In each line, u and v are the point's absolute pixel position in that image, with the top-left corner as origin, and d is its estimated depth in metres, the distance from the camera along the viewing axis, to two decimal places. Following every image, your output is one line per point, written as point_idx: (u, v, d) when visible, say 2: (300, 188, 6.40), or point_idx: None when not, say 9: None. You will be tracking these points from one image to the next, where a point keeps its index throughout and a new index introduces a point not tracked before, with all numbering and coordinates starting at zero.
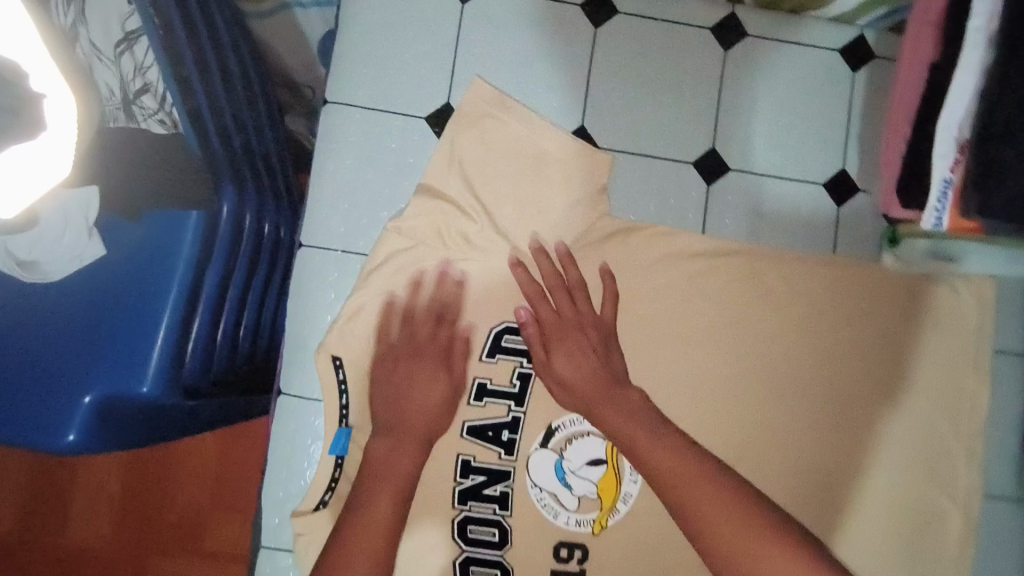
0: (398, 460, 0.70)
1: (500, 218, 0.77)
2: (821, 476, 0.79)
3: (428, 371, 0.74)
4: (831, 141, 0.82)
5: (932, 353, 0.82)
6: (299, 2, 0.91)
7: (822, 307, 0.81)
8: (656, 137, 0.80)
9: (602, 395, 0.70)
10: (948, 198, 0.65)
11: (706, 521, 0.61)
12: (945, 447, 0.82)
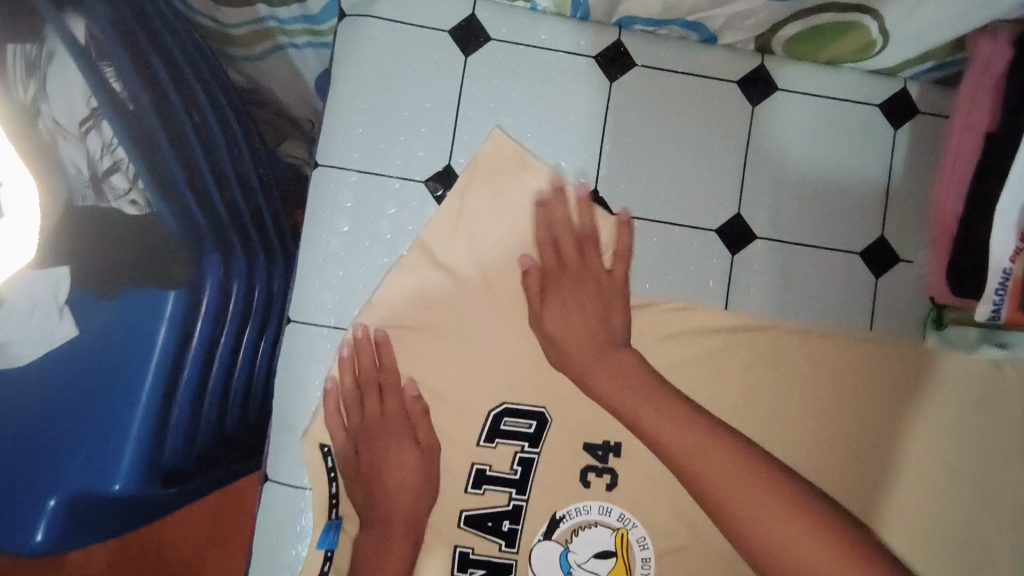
0: (387, 561, 0.66)
1: (503, 290, 0.72)
2: (858, 482, 0.72)
3: (392, 450, 0.69)
4: (867, 204, 0.75)
5: (988, 376, 0.73)
6: (293, 44, 0.80)
7: (847, 390, 0.73)
8: (673, 202, 0.74)
9: (603, 366, 0.67)
10: (1008, 287, 0.58)
11: (725, 494, 0.61)
12: (990, 537, 0.72)
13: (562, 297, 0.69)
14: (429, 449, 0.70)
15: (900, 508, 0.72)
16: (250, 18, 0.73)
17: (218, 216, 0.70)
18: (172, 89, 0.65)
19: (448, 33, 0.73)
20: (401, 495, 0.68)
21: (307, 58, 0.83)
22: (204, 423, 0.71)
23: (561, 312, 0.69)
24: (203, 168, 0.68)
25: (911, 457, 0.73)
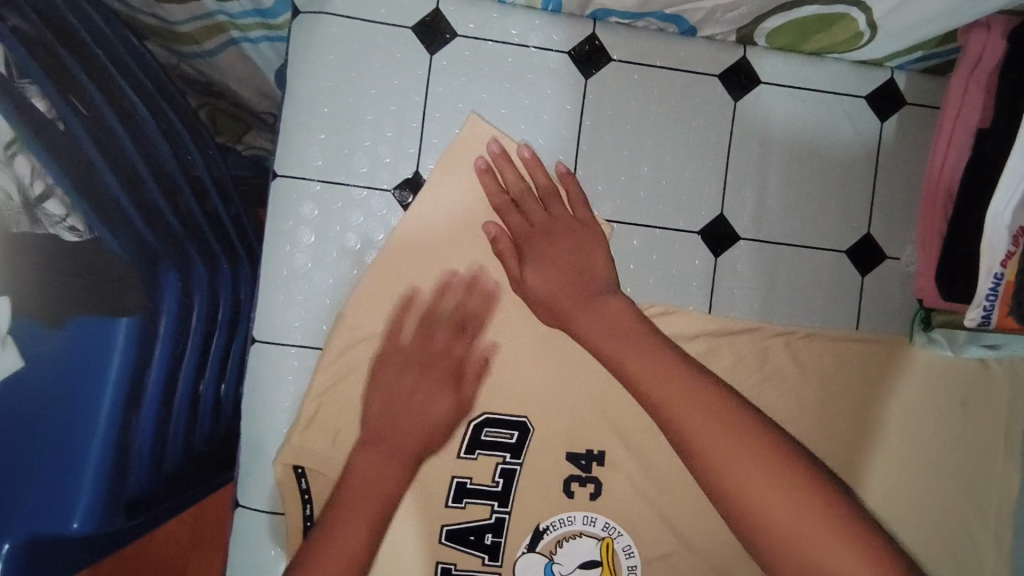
0: (380, 475, 0.61)
1: (478, 298, 0.68)
2: (833, 457, 0.70)
3: (433, 386, 0.65)
4: (852, 199, 0.72)
5: (970, 374, 0.71)
6: (247, 38, 0.74)
7: (836, 393, 0.71)
8: (656, 203, 0.71)
9: (588, 313, 0.60)
10: (1000, 291, 0.56)
11: (702, 446, 0.52)
12: (973, 531, 0.71)
13: (539, 250, 0.63)
14: (466, 400, 0.67)
15: (890, 507, 0.70)
16: (197, 14, 0.67)
17: (170, 228, 0.67)
18: (106, 107, 0.63)
19: (412, 30, 0.68)
20: (411, 427, 0.64)
21: (264, 52, 0.77)
22: (172, 442, 0.70)
23: (539, 265, 0.63)
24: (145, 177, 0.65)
25: (902, 455, 0.71)
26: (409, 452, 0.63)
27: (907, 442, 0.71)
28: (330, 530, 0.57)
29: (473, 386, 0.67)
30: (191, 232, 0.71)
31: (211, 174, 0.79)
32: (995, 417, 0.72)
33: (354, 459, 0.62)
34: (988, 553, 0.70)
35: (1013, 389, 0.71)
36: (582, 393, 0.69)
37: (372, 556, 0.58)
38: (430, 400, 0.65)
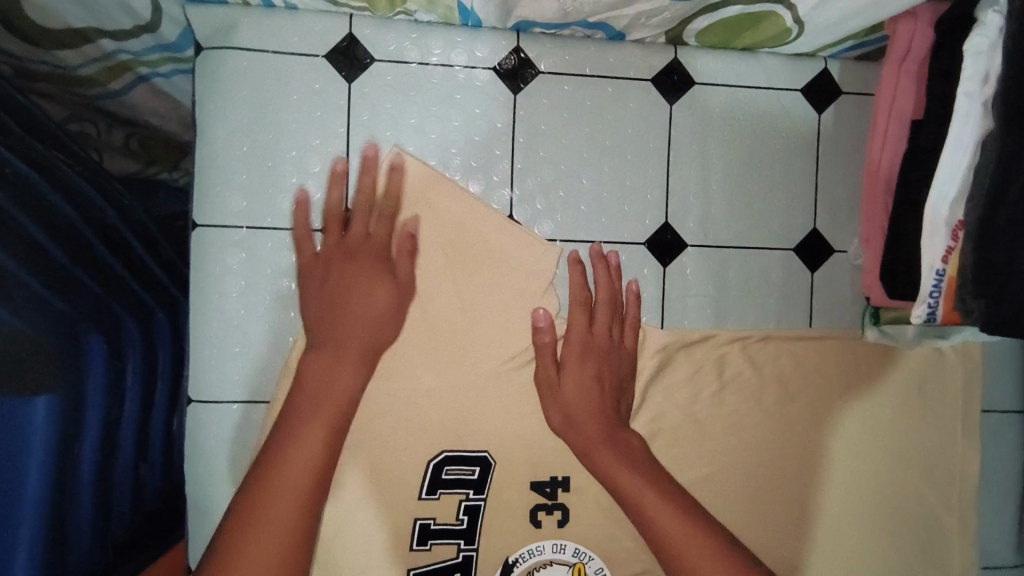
0: (337, 377, 0.59)
1: (424, 333, 0.66)
2: (790, 468, 0.70)
3: (366, 274, 0.61)
4: (796, 196, 0.71)
5: (919, 369, 0.71)
6: (158, 73, 0.70)
7: (795, 394, 0.70)
8: (598, 218, 0.69)
9: (612, 453, 0.62)
10: (943, 288, 0.56)
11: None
12: (937, 515, 0.71)
13: (585, 380, 0.63)
14: (403, 284, 0.63)
15: (855, 504, 0.70)
16: (94, 56, 0.63)
17: (87, 290, 0.64)
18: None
19: (325, 57, 0.65)
20: (362, 322, 0.61)
21: (178, 85, 0.73)
22: (114, 511, 0.67)
23: (579, 380, 0.63)
24: (49, 243, 0.60)
25: (863, 450, 0.71)
26: (358, 341, 0.60)
27: (868, 435, 0.71)
28: (296, 444, 0.57)
29: (408, 282, 0.64)
30: (112, 287, 0.67)
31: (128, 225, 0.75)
32: (948, 406, 0.71)
33: (335, 371, 0.59)
34: (957, 541, 0.71)
35: (962, 376, 0.71)
36: (540, 420, 0.67)
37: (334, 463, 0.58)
38: (369, 296, 0.61)
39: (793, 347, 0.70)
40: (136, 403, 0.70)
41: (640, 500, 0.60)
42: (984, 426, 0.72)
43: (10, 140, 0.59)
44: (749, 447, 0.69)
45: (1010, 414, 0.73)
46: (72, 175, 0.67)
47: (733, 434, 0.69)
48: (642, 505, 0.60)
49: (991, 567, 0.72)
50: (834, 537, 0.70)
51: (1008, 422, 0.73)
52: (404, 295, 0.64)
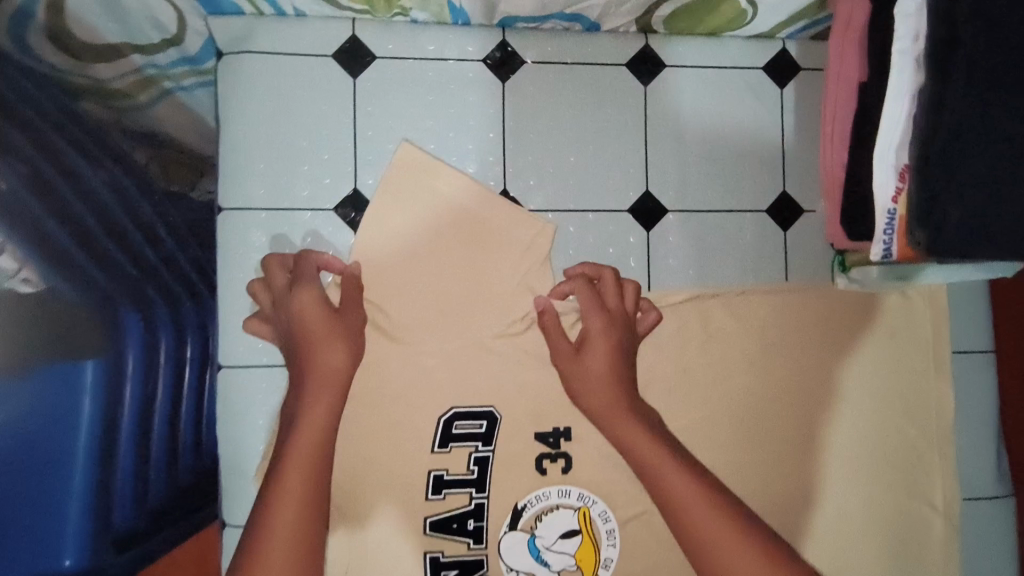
0: (313, 407, 0.64)
1: (434, 300, 0.72)
2: (776, 410, 0.75)
3: (309, 317, 0.65)
4: (765, 162, 0.78)
5: (889, 312, 0.77)
6: (180, 86, 0.76)
7: (781, 351, 0.76)
8: (584, 190, 0.75)
9: (630, 420, 0.67)
10: (895, 225, 0.61)
11: (724, 560, 0.61)
12: (920, 458, 0.76)
13: (601, 351, 0.69)
14: (345, 310, 0.67)
15: (845, 457, 0.76)
16: (127, 69, 0.70)
17: (126, 272, 0.70)
18: (47, 160, 0.63)
19: (333, 57, 0.73)
20: (325, 341, 0.65)
21: (200, 99, 0.79)
22: (152, 479, 0.72)
23: (598, 350, 0.69)
24: (96, 228, 0.67)
25: (847, 406, 0.77)
26: (326, 372, 0.65)
27: (852, 391, 0.77)
28: (279, 492, 0.61)
29: (351, 312, 0.68)
30: (148, 274, 0.73)
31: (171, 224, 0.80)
32: (919, 345, 0.77)
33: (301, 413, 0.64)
34: (937, 468, 0.76)
35: (930, 316, 0.77)
36: (541, 375, 0.73)
37: (322, 492, 0.62)
38: (320, 329, 0.65)
39: (775, 305, 0.76)
40: (169, 384, 0.74)
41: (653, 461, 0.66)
42: (955, 366, 0.77)
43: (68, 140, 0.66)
44: (733, 393, 0.75)
45: (980, 354, 0.78)
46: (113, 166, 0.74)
47: (718, 382, 0.75)
48: (657, 469, 0.65)
49: (973, 499, 0.76)
50: (822, 471, 0.76)
51: (978, 361, 0.78)
52: (350, 315, 0.68)
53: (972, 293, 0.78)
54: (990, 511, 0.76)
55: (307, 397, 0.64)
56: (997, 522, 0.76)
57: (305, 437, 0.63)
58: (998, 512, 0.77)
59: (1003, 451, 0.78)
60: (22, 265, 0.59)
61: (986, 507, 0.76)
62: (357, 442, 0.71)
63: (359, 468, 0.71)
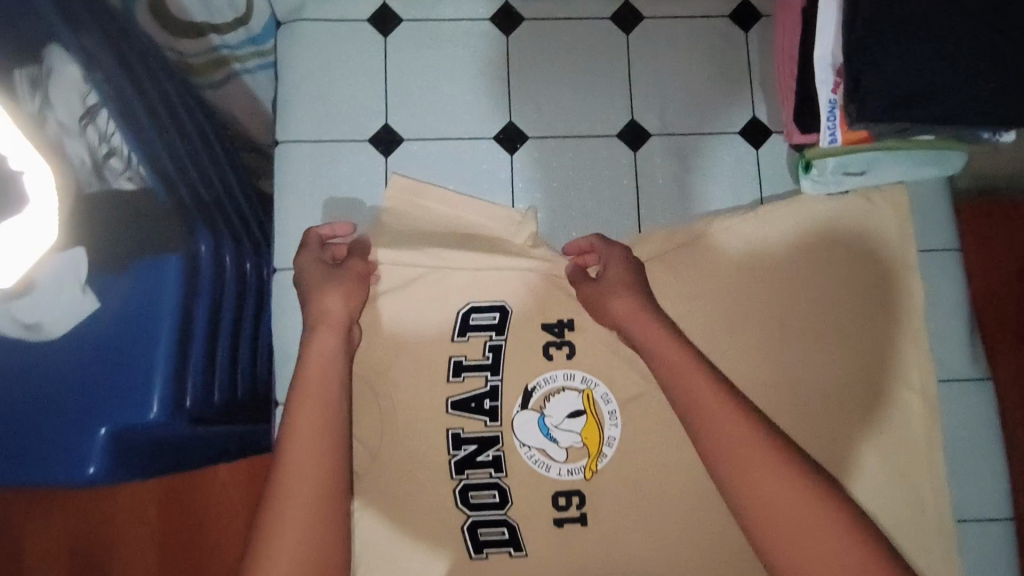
0: (321, 343, 0.69)
1: (454, 215, 0.85)
2: (759, 308, 0.83)
3: (311, 276, 0.74)
4: (735, 93, 0.89)
5: (858, 221, 0.85)
6: (246, 68, 0.93)
7: (772, 272, 0.84)
8: (579, 120, 0.88)
9: (652, 327, 0.69)
10: (837, 115, 0.72)
11: (746, 479, 0.57)
12: (900, 352, 0.83)
13: (617, 274, 0.75)
14: (348, 268, 0.76)
15: (843, 372, 0.82)
16: (206, 48, 0.87)
17: (200, 196, 0.84)
18: (147, 84, 0.78)
19: (366, 22, 0.89)
20: (335, 287, 0.73)
21: (263, 83, 0.96)
22: (217, 374, 0.85)
23: (616, 272, 0.75)
24: (182, 156, 0.82)
25: (842, 324, 0.83)
26: (336, 312, 0.71)
27: (846, 310, 0.84)
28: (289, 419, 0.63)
29: (354, 266, 0.76)
30: (217, 203, 0.87)
31: (237, 174, 0.97)
32: (887, 248, 0.85)
33: (304, 348, 0.68)
34: (914, 359, 0.83)
35: (896, 222, 0.85)
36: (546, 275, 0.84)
37: (328, 423, 0.64)
38: (321, 281, 0.73)
39: (765, 232, 0.84)
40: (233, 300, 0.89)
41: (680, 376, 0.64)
42: (923, 261, 0.86)
43: (167, 86, 0.83)
44: (722, 290, 0.83)
45: (948, 251, 0.86)
46: (201, 120, 0.90)
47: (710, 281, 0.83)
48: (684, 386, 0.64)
49: (949, 382, 0.84)
50: (808, 365, 0.82)
51: (946, 257, 0.86)
52: (354, 271, 0.76)
53: (934, 196, 0.87)
54: (964, 390, 0.84)
55: (316, 334, 0.69)
56: (970, 400, 0.84)
57: (313, 364, 0.67)
58: (973, 392, 0.84)
59: (976, 340, 0.86)
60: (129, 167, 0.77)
61: (957, 386, 0.84)
62: (388, 332, 0.82)
63: (390, 355, 0.82)
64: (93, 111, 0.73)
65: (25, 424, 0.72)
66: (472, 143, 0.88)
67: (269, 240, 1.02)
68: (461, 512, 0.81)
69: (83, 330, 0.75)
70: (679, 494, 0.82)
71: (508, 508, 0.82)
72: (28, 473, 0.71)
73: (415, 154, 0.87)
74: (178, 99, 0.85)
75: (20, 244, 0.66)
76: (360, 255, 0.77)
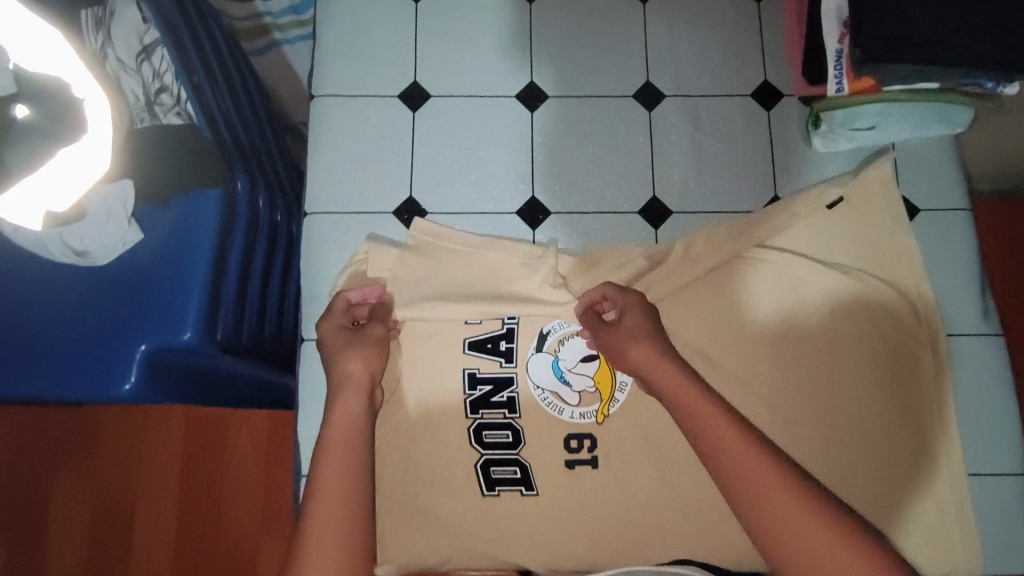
0: (345, 403, 0.69)
1: (476, 169, 0.90)
2: (770, 281, 0.84)
3: (337, 342, 0.75)
4: (748, 58, 0.93)
5: (862, 196, 0.86)
6: (287, 40, 1.03)
7: (792, 247, 0.86)
8: (597, 80, 0.93)
9: (672, 381, 0.66)
10: (843, 64, 0.76)
11: (806, 558, 0.53)
12: (903, 320, 0.84)
13: (635, 324, 0.74)
14: (373, 335, 0.76)
15: (866, 344, 0.83)
16: (251, 12, 0.97)
17: (241, 142, 0.90)
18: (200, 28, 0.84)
19: None
20: (357, 352, 0.74)
21: (300, 53, 1.05)
22: (246, 311, 0.89)
23: (638, 325, 0.73)
24: (230, 101, 0.88)
25: (865, 296, 0.84)
26: (359, 375, 0.72)
27: (871, 280, 0.84)
28: (314, 484, 0.61)
29: (374, 330, 0.77)
30: (253, 152, 0.93)
31: (274, 133, 1.03)
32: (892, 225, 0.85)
33: (329, 412, 0.68)
34: (917, 325, 0.84)
35: (889, 192, 0.86)
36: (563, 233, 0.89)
37: (358, 484, 0.62)
38: (345, 347, 0.74)
39: (788, 210, 0.86)
40: (264, 248, 0.95)
41: (715, 436, 0.61)
42: (929, 220, 0.89)
43: (223, 36, 0.90)
44: (737, 258, 0.85)
45: (955, 212, 0.89)
46: (248, 74, 0.96)
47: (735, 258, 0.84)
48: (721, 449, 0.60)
49: (959, 335, 0.86)
50: (815, 335, 0.83)
51: (953, 217, 0.88)
52: (376, 339, 0.76)
53: (939, 159, 0.90)
54: (970, 346, 0.86)
55: (341, 397, 0.70)
56: (979, 354, 0.86)
57: (338, 425, 0.66)
58: (982, 348, 0.86)
59: (988, 298, 0.87)
60: (178, 104, 0.79)
61: (965, 341, 0.86)
62: (410, 275, 0.85)
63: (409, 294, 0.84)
64: (150, 49, 0.77)
65: (67, 341, 0.75)
66: (495, 100, 0.92)
67: (296, 198, 1.08)
68: (475, 452, 0.82)
69: (129, 257, 0.80)
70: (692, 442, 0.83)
71: (520, 448, 0.83)
72: (68, 386, 0.74)
73: (439, 110, 0.92)
74: (229, 53, 0.91)
75: (74, 167, 0.71)
76: (381, 320, 0.78)
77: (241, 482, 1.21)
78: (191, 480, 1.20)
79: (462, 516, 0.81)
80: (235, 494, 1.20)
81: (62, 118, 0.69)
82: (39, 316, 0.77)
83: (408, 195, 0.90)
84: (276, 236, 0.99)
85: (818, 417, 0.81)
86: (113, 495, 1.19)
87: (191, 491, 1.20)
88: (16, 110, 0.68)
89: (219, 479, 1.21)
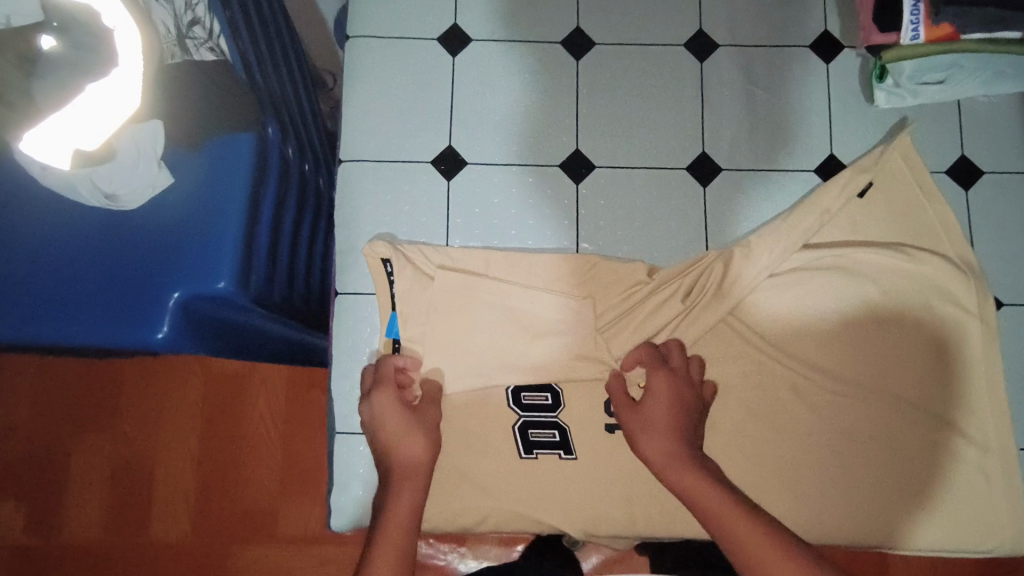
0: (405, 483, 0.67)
1: (517, 120, 0.86)
2: (817, 260, 0.80)
3: (397, 419, 0.71)
4: (808, 5, 0.88)
5: (908, 173, 0.81)
6: None
7: (842, 224, 0.82)
8: (647, 27, 0.88)
9: (694, 476, 0.67)
10: (920, 10, 0.75)
11: None
12: (958, 296, 0.79)
13: (657, 410, 0.70)
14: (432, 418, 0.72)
15: (922, 327, 0.79)
16: None
17: (271, 86, 0.86)
18: None
19: None
20: (416, 430, 0.70)
21: None
22: (276, 268, 0.85)
23: (656, 407, 0.71)
24: (262, 40, 0.85)
25: (918, 275, 0.80)
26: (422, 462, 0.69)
27: (924, 257, 0.80)
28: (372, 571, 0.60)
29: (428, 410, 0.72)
30: (284, 98, 0.89)
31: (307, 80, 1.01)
32: (931, 202, 0.81)
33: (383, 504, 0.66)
34: (971, 299, 0.79)
35: (909, 168, 0.81)
36: (609, 193, 0.85)
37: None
38: (408, 422, 0.70)
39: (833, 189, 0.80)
40: (294, 203, 0.91)
41: (759, 556, 0.60)
42: (994, 184, 0.84)
43: None
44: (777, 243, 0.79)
45: (1019, 174, 0.84)
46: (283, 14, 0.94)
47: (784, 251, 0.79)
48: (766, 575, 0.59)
49: (1016, 305, 0.83)
50: (860, 316, 0.80)
51: (1017, 180, 0.84)
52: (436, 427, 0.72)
53: (1006, 117, 0.85)
54: None
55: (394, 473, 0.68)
56: None
57: (400, 503, 0.66)
58: None
59: None
60: (211, 38, 0.77)
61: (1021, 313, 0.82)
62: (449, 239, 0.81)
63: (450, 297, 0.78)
64: None
65: (97, 288, 0.72)
66: (539, 46, 0.88)
67: (326, 149, 1.05)
68: (513, 412, 0.78)
69: (163, 200, 0.77)
70: (746, 408, 0.78)
71: (559, 411, 0.78)
72: (100, 336, 0.71)
73: (480, 56, 0.88)
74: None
75: (103, 105, 0.66)
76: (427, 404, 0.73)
77: (261, 458, 1.19)
78: (212, 451, 1.19)
79: (500, 479, 0.77)
80: (254, 468, 1.19)
81: (94, 50, 0.64)
82: (71, 253, 0.74)
83: (446, 145, 0.86)
84: (303, 195, 0.94)
85: (863, 394, 0.78)
86: (133, 460, 1.19)
87: (210, 462, 1.19)
88: (41, 40, 0.64)
89: (237, 451, 1.19)
